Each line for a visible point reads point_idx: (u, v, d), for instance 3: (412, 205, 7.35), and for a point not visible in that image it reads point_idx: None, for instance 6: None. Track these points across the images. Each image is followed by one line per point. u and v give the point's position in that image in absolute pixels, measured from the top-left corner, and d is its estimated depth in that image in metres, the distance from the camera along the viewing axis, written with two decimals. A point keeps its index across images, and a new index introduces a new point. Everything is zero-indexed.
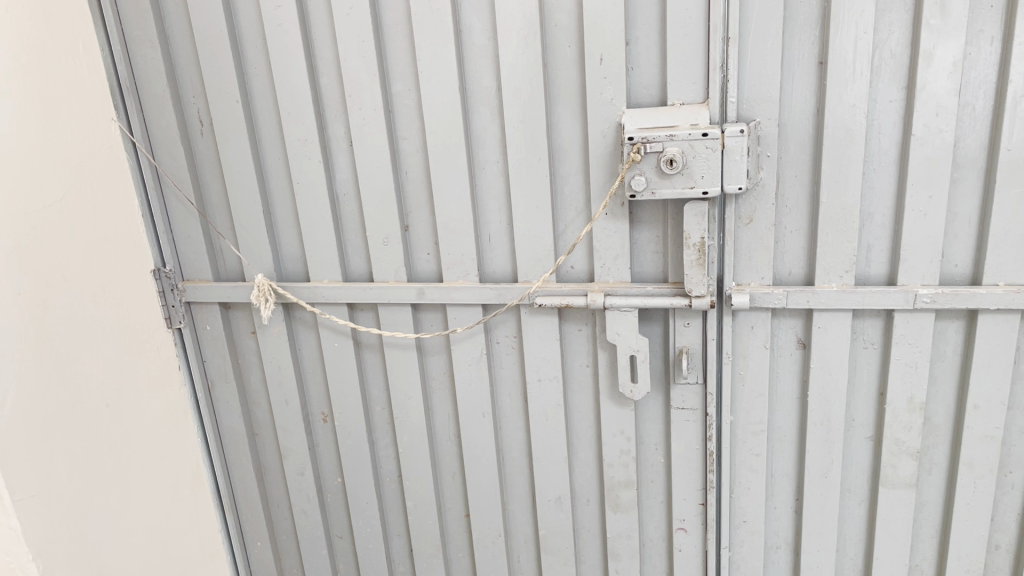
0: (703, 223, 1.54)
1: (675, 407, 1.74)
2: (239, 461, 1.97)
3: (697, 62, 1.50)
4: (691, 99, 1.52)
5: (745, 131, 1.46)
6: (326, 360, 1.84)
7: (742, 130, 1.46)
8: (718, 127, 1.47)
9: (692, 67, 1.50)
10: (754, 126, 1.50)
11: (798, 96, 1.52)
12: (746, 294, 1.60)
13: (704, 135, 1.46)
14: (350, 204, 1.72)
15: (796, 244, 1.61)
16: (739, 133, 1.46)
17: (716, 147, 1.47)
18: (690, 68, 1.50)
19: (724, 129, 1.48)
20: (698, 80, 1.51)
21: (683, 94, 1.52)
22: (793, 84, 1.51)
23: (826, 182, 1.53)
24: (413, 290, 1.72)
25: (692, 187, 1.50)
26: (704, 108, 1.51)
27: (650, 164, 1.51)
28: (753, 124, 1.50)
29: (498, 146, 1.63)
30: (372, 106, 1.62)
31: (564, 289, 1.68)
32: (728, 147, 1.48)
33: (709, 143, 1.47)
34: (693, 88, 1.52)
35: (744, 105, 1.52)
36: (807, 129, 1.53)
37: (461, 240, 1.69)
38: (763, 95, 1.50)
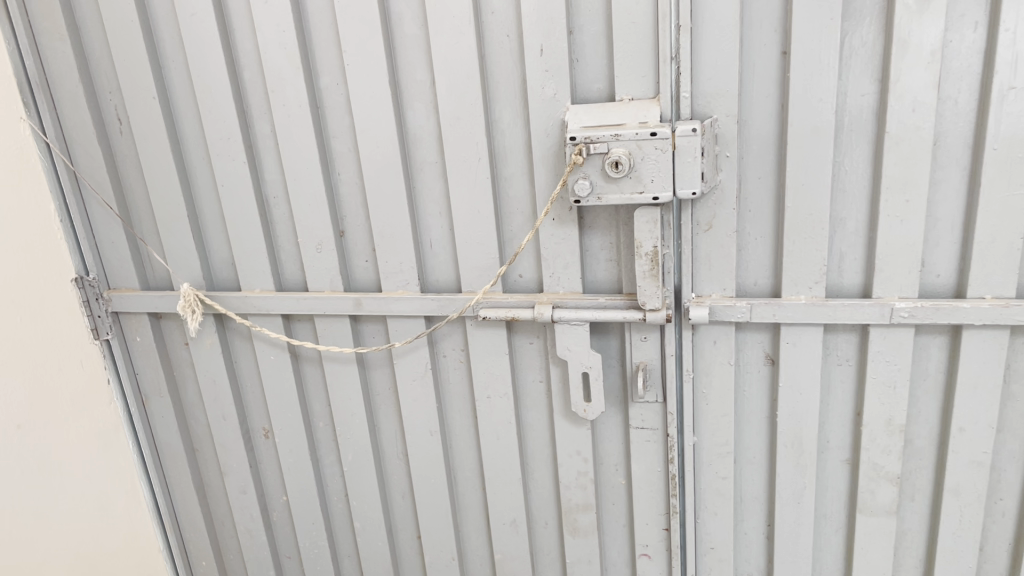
0: (655, 231, 1.40)
1: (634, 427, 1.60)
2: (179, 479, 1.86)
3: (646, 53, 1.35)
4: (641, 94, 1.37)
5: (697, 130, 1.31)
6: (263, 373, 1.72)
7: (694, 129, 1.31)
8: (668, 125, 1.33)
9: (641, 58, 1.35)
10: (711, 123, 1.35)
11: (760, 90, 1.37)
12: (706, 307, 1.46)
13: (653, 134, 1.32)
14: (280, 207, 1.59)
15: (761, 252, 1.46)
16: (691, 133, 1.31)
17: (665, 148, 1.33)
18: (640, 58, 1.35)
19: (675, 127, 1.34)
20: (648, 72, 1.36)
21: (633, 88, 1.38)
22: (753, 77, 1.36)
23: (791, 185, 1.38)
24: (349, 300, 1.59)
25: (641, 193, 1.36)
26: (654, 104, 1.36)
27: (594, 167, 1.36)
28: (709, 121, 1.35)
29: (435, 145, 1.49)
30: (297, 102, 1.48)
31: (510, 300, 1.54)
32: (680, 147, 1.33)
33: (658, 144, 1.32)
34: (643, 81, 1.37)
35: (700, 100, 1.37)
36: (770, 125, 1.38)
37: (399, 247, 1.56)
38: (720, 89, 1.35)
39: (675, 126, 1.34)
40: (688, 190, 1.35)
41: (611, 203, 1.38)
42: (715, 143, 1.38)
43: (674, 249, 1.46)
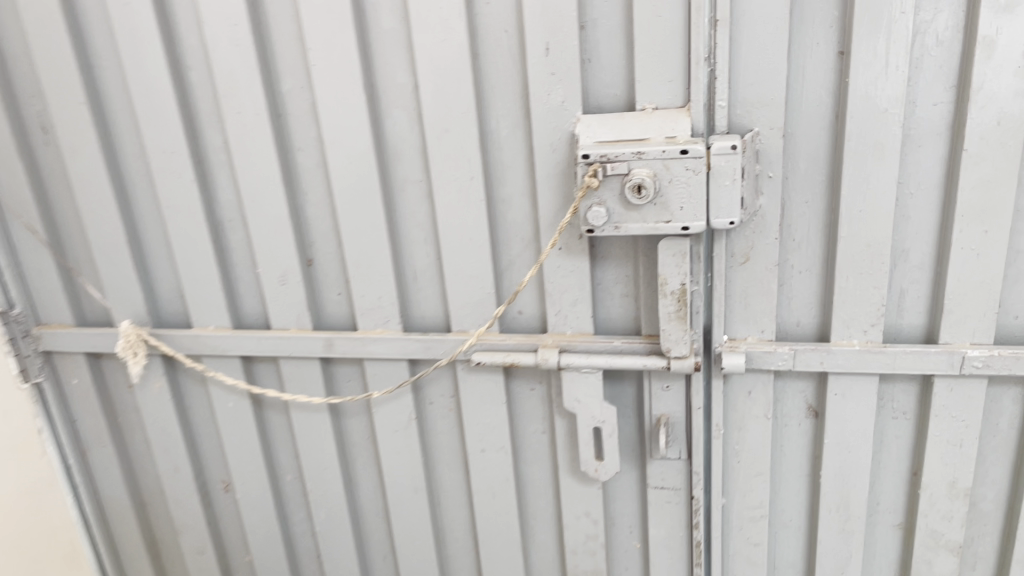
0: (683, 267, 1.17)
1: (652, 487, 1.38)
2: (127, 537, 1.62)
3: (673, 52, 1.11)
4: (668, 102, 1.14)
5: (738, 146, 1.09)
6: (220, 421, 1.48)
7: (735, 146, 1.08)
8: (702, 141, 1.10)
9: (667, 58, 1.11)
10: (752, 138, 1.12)
11: (811, 98, 1.13)
12: (742, 354, 1.24)
13: (684, 152, 1.08)
14: (237, 232, 1.35)
15: (806, 288, 1.24)
16: (731, 151, 1.09)
17: (699, 169, 1.09)
18: (666, 59, 1.11)
19: (710, 143, 1.11)
20: (676, 76, 1.12)
21: (657, 94, 1.14)
22: (804, 81, 1.13)
23: (846, 212, 1.16)
24: (319, 341, 1.36)
25: (668, 223, 1.13)
26: (684, 114, 1.13)
27: (611, 190, 1.13)
28: (750, 135, 1.12)
29: (419, 161, 1.25)
30: (253, 109, 1.24)
31: (508, 343, 1.31)
32: (716, 167, 1.10)
33: (690, 164, 1.09)
34: (670, 86, 1.13)
35: (738, 109, 1.13)
36: (823, 140, 1.15)
37: (376, 279, 1.32)
38: (764, 96, 1.12)
39: (710, 141, 1.11)
40: (726, 219, 1.12)
41: (632, 233, 1.15)
42: (756, 161, 1.15)
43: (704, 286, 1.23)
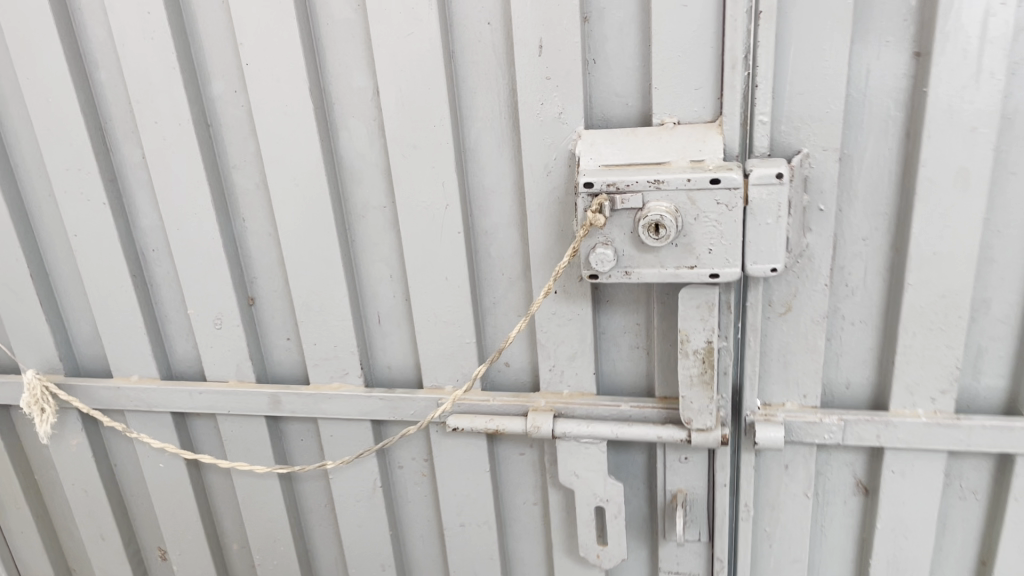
0: (710, 322, 0.93)
1: (665, 572, 1.15)
2: None
3: (702, 52, 0.86)
4: (694, 115, 0.89)
5: (784, 175, 0.85)
6: (151, 483, 1.25)
7: (780, 175, 0.84)
8: (738, 167, 0.86)
9: (694, 60, 0.87)
10: (801, 162, 0.89)
11: (878, 110, 0.89)
12: (781, 425, 1.00)
13: (714, 181, 0.84)
14: (163, 264, 1.11)
15: (860, 344, 1.00)
16: (775, 180, 0.85)
17: (734, 203, 0.85)
18: (693, 61, 0.87)
19: (747, 170, 0.87)
20: (705, 82, 0.88)
21: (680, 105, 0.89)
22: (867, 90, 0.88)
23: (916, 255, 0.92)
24: (263, 397, 1.12)
25: (692, 268, 0.89)
26: (714, 130, 0.88)
27: (620, 227, 0.89)
28: (798, 157, 0.89)
29: (382, 182, 1.01)
30: (174, 118, 1.00)
31: (492, 404, 1.07)
32: (755, 201, 0.86)
33: (722, 197, 0.85)
34: (696, 95, 0.88)
35: (782, 124, 0.89)
36: (888, 164, 0.91)
37: (331, 325, 1.08)
38: (820, 107, 0.88)
39: (747, 168, 0.87)
40: (767, 265, 0.88)
41: (646, 280, 0.91)
42: (803, 191, 0.91)
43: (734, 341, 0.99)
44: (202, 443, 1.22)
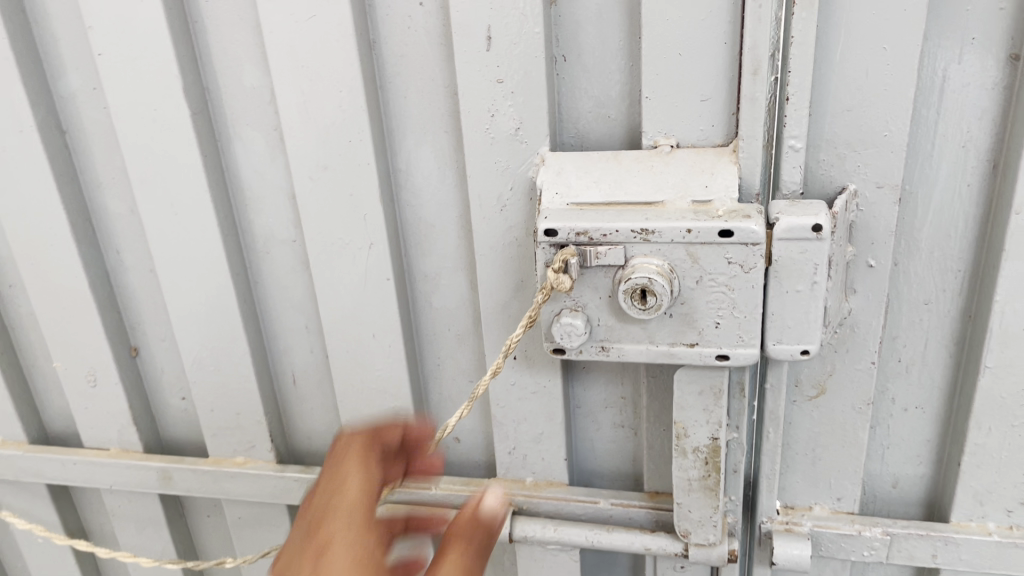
0: (716, 415, 0.69)
1: None
2: None
3: (710, 51, 0.61)
4: (699, 136, 0.65)
5: (824, 228, 0.60)
6: (30, 559, 1.03)
7: (819, 228, 0.59)
8: (759, 213, 0.60)
9: (699, 61, 0.62)
10: (848, 203, 0.66)
11: (953, 134, 0.66)
12: (806, 537, 0.78)
13: (726, 234, 0.59)
14: (23, 304, 0.88)
15: (913, 433, 0.78)
16: (811, 236, 0.60)
17: (752, 264, 0.59)
18: (697, 63, 0.62)
19: (772, 217, 0.62)
20: (714, 93, 0.63)
21: (683, 122, 0.64)
22: (941, 108, 0.66)
23: (997, 328, 0.69)
24: (151, 472, 0.89)
25: (692, 346, 0.64)
26: (727, 157, 0.63)
27: (593, 289, 0.64)
28: (846, 192, 0.67)
29: (287, 211, 0.77)
30: (14, 124, 0.76)
31: (435, 494, 0.84)
32: (782, 260, 0.61)
33: (735, 254, 0.59)
34: (703, 110, 0.64)
35: (821, 150, 0.67)
36: (965, 208, 0.68)
37: (230, 388, 0.85)
38: (877, 130, 0.65)
39: (771, 214, 0.62)
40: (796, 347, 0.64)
41: (628, 358, 0.67)
42: (848, 241, 0.68)
43: (750, 428, 0.77)
44: (89, 512, 1.00)
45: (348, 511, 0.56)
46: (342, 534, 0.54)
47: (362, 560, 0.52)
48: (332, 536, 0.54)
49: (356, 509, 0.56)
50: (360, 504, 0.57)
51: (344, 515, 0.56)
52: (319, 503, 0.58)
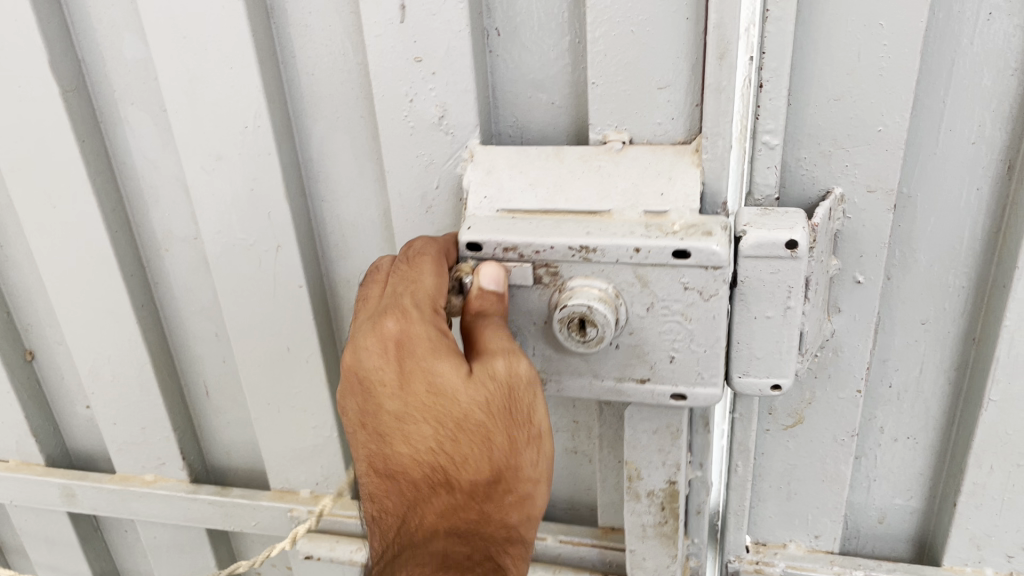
0: (671, 453, 0.60)
1: None
2: None
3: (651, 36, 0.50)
4: (654, 129, 0.53)
5: (800, 245, 0.49)
6: None
7: (793, 245, 0.49)
8: (724, 225, 0.48)
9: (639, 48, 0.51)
10: (832, 210, 0.57)
11: (958, 134, 0.56)
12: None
13: (685, 253, 0.47)
14: None
15: (904, 462, 0.70)
16: (785, 254, 0.50)
17: (713, 290, 0.48)
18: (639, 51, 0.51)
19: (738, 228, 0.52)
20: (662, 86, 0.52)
21: (630, 119, 0.53)
22: (947, 92, 0.55)
23: (1003, 352, 0.61)
24: (52, 488, 0.83)
25: (642, 382, 0.53)
26: (688, 156, 0.52)
27: (524, 313, 0.53)
28: (829, 195, 0.57)
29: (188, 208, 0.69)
30: None
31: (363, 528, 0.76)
32: (749, 282, 0.51)
33: (692, 278, 0.48)
34: (651, 103, 0.52)
35: (799, 144, 0.57)
36: (974, 215, 0.59)
37: (134, 398, 0.78)
38: (860, 127, 0.55)
39: (738, 224, 0.51)
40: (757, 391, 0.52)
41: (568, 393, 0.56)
42: (831, 252, 0.60)
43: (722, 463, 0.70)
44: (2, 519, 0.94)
45: (420, 314, 0.50)
46: (424, 347, 0.50)
47: (440, 375, 0.49)
48: (408, 329, 0.50)
49: (426, 314, 0.50)
50: (429, 305, 0.51)
51: (412, 315, 0.50)
52: (393, 289, 0.52)
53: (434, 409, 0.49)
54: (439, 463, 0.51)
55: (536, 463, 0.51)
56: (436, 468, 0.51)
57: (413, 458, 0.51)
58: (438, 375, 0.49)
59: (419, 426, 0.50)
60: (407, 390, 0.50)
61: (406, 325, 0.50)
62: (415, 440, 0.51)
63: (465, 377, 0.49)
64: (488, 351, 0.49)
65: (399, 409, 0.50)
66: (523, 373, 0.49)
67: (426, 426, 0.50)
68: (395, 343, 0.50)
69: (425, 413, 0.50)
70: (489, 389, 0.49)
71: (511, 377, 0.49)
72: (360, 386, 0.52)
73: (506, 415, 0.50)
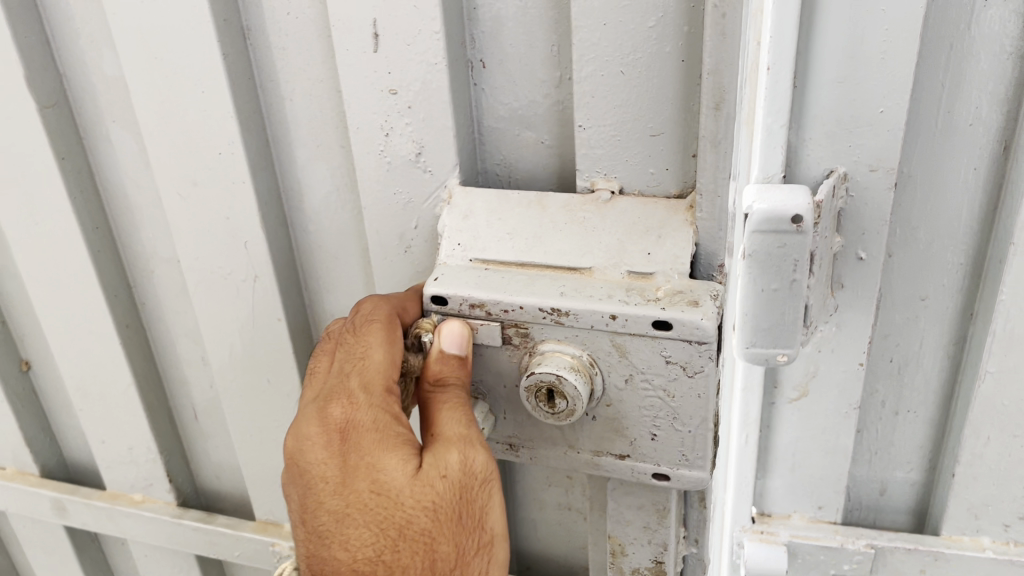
0: (657, 492, 0.77)
1: None
2: None
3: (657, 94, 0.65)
4: (643, 184, 0.69)
5: (805, 220, 0.54)
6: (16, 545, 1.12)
7: (797, 219, 0.54)
8: (709, 297, 0.64)
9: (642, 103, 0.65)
10: (836, 188, 0.58)
11: (958, 125, 0.58)
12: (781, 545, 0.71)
13: (669, 327, 0.63)
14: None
15: (908, 438, 0.72)
16: (791, 227, 0.54)
17: (697, 365, 0.64)
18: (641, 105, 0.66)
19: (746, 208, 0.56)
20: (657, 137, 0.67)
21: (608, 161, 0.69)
22: (947, 76, 0.56)
23: (999, 324, 0.63)
24: (45, 500, 1.04)
25: (625, 459, 0.72)
26: (680, 214, 0.68)
27: (496, 373, 0.71)
28: (833, 173, 0.58)
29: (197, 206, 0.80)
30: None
31: None
32: (757, 256, 0.55)
33: (672, 352, 0.64)
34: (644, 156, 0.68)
35: (806, 130, 0.58)
36: (971, 196, 0.60)
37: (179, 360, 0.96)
38: (864, 120, 0.57)
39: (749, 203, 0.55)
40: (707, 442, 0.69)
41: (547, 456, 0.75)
42: (835, 230, 0.61)
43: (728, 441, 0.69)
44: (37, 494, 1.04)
45: (369, 402, 0.68)
46: (369, 444, 0.67)
47: (386, 480, 0.66)
48: (353, 420, 0.68)
49: (376, 400, 0.68)
50: (379, 386, 0.69)
51: (361, 405, 0.68)
52: (344, 366, 0.70)
53: (374, 507, 0.67)
54: (372, 559, 0.67)
55: (476, 556, 0.69)
56: (374, 566, 0.67)
57: (349, 559, 0.67)
58: (384, 475, 0.66)
59: (359, 527, 0.67)
60: (352, 487, 0.67)
61: (356, 420, 0.68)
62: (355, 543, 0.67)
63: (405, 483, 0.66)
64: (435, 445, 0.67)
65: (344, 505, 0.67)
66: (461, 476, 0.66)
67: (367, 529, 0.67)
68: (340, 434, 0.68)
69: (370, 519, 0.67)
70: (426, 493, 0.66)
71: (453, 480, 0.66)
72: (314, 480, 0.69)
73: (446, 518, 0.67)
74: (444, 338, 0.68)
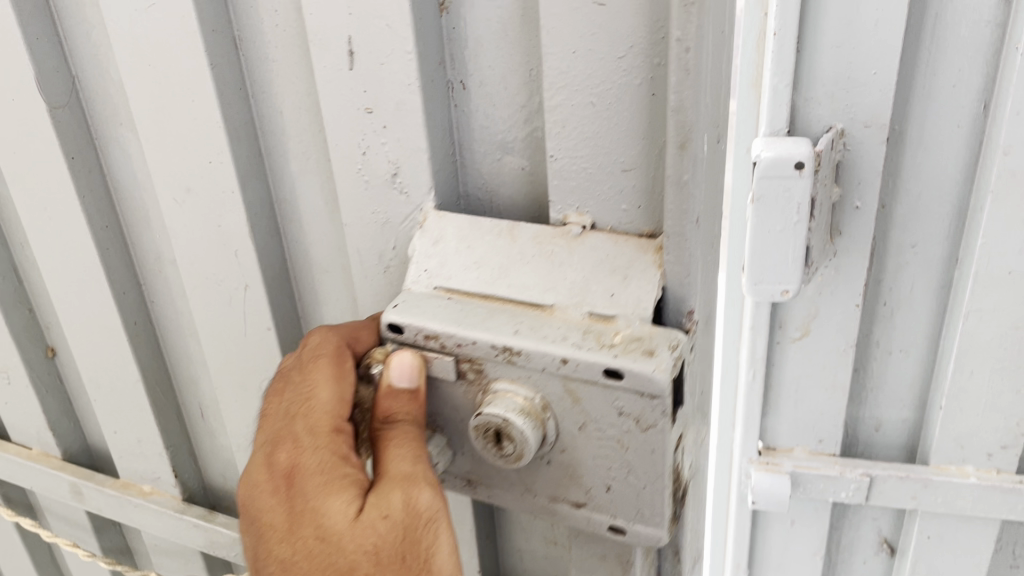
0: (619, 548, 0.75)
1: None
2: None
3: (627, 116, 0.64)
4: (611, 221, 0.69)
5: (806, 165, 0.63)
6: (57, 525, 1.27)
7: (801, 165, 0.62)
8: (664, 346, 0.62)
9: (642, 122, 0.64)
10: (834, 142, 0.66)
11: (942, 85, 0.64)
12: (785, 476, 0.78)
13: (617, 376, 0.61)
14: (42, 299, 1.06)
15: (897, 389, 0.77)
16: (794, 172, 0.62)
17: (646, 418, 0.63)
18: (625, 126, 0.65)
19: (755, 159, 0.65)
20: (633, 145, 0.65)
21: (563, 133, 0.66)
22: (932, 45, 0.63)
23: (981, 269, 0.69)
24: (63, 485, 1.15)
25: (581, 504, 0.70)
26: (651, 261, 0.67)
27: (451, 407, 0.71)
28: (833, 129, 0.66)
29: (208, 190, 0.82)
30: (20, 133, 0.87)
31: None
32: (763, 201, 0.64)
33: (626, 405, 0.63)
34: (610, 184, 0.67)
35: (805, 87, 0.66)
36: (956, 152, 0.67)
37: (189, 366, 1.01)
38: (859, 85, 0.65)
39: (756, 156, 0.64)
40: (665, 500, 0.67)
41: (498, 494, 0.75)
42: (835, 182, 0.68)
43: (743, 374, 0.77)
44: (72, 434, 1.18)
45: (314, 446, 0.67)
46: (315, 482, 0.66)
47: (328, 520, 0.65)
48: (301, 462, 0.67)
49: (319, 442, 0.67)
50: (324, 429, 0.68)
51: (305, 446, 0.68)
52: (298, 404, 0.70)
53: (319, 548, 0.65)
54: None
55: None
56: None
57: None
58: (326, 517, 0.65)
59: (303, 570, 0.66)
60: (297, 533, 0.67)
61: (303, 460, 0.67)
62: None
63: (349, 522, 0.65)
64: (381, 484, 0.65)
65: (292, 552, 0.67)
66: (406, 516, 0.65)
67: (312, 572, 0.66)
68: (289, 476, 0.67)
69: (315, 562, 0.66)
70: (368, 529, 0.64)
71: (396, 520, 0.64)
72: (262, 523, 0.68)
73: (390, 559, 0.65)
74: (394, 370, 0.67)
